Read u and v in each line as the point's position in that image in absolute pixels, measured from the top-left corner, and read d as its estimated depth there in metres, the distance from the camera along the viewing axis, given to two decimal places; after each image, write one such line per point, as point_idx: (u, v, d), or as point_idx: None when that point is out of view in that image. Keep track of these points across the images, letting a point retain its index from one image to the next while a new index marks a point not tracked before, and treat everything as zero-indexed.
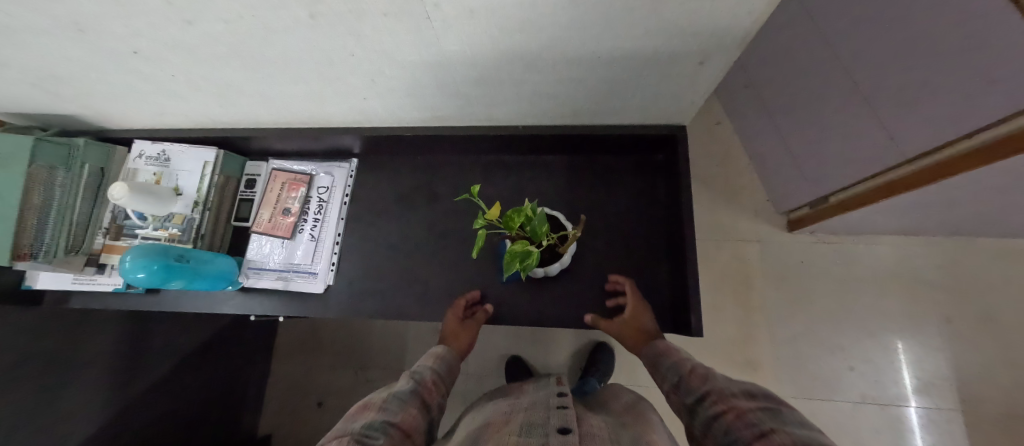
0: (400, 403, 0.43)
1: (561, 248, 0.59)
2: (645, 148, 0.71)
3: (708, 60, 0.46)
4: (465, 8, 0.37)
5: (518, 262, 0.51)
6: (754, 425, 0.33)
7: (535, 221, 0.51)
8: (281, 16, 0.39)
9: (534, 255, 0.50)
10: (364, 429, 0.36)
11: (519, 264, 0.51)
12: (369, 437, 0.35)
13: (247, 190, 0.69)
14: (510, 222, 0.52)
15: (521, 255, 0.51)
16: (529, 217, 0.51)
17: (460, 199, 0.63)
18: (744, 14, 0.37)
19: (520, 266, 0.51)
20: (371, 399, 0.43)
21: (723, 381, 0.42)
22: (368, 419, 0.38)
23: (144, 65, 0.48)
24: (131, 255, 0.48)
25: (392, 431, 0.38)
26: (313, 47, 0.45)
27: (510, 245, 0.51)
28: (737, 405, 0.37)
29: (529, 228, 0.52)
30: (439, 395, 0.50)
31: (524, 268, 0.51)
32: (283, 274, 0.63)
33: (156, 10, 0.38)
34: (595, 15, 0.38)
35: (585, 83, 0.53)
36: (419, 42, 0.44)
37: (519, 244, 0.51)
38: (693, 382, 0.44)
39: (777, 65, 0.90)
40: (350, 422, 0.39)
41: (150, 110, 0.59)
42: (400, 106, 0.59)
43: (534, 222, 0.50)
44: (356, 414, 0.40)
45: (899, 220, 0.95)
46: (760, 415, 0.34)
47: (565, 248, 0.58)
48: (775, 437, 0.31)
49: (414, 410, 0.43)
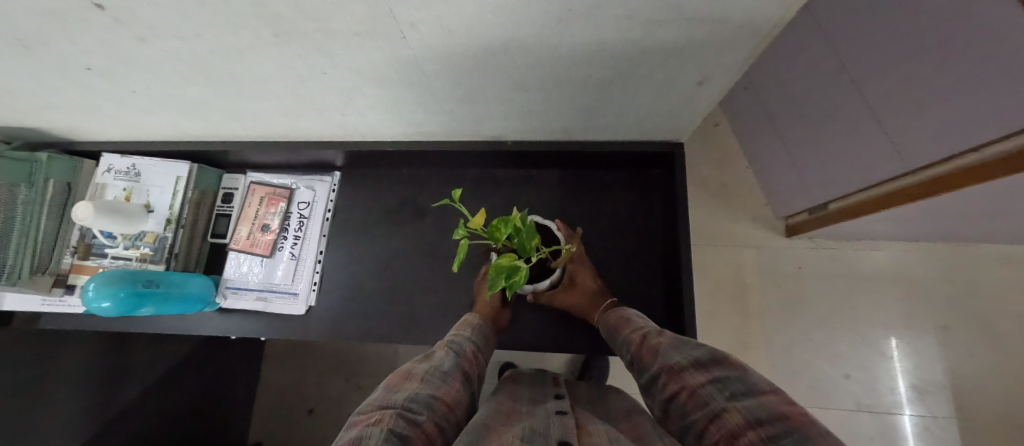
0: (441, 376, 0.41)
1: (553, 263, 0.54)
2: (640, 164, 0.68)
3: (707, 81, 0.44)
4: (444, 26, 0.34)
5: (504, 280, 0.45)
6: (706, 405, 0.34)
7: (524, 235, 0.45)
8: (243, 34, 0.36)
9: (522, 271, 0.45)
10: (408, 404, 0.35)
11: (505, 282, 0.45)
12: (414, 412, 0.34)
13: (224, 205, 0.66)
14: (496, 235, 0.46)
15: (508, 271, 0.45)
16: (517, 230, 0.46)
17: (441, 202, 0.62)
18: (749, 35, 0.34)
19: (505, 284, 0.45)
20: (411, 367, 0.42)
21: (671, 350, 0.42)
22: (412, 392, 0.37)
23: (102, 82, 0.45)
24: (94, 283, 0.46)
25: (435, 407, 0.37)
26: (282, 65, 0.41)
27: (495, 260, 0.45)
28: (687, 381, 0.38)
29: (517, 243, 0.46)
30: (479, 363, 0.49)
31: (510, 286, 0.45)
32: (263, 294, 0.61)
33: (105, 28, 0.35)
34: (585, 33, 0.35)
35: (576, 100, 0.50)
36: (395, 61, 0.41)
37: (505, 258, 0.46)
38: (645, 358, 0.44)
39: (778, 72, 0.86)
40: (392, 392, 0.37)
41: (114, 125, 0.56)
42: (381, 122, 0.56)
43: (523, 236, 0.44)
44: (396, 383, 0.39)
45: (900, 228, 0.92)
46: (709, 390, 0.35)
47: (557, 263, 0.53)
48: (728, 417, 0.32)
49: (456, 383, 0.42)
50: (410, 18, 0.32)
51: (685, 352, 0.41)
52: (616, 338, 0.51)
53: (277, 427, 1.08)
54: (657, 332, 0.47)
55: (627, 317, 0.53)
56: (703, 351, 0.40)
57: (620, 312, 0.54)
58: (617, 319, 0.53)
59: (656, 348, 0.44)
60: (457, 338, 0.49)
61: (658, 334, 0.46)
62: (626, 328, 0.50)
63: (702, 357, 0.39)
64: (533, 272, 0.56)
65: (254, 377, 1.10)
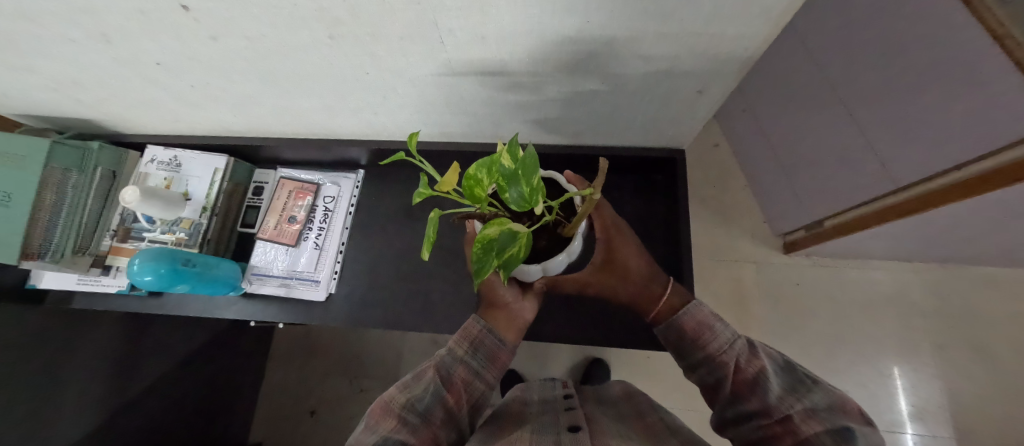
0: (420, 412, 0.42)
1: (567, 229, 0.43)
2: (645, 169, 0.73)
3: (706, 90, 0.48)
4: (478, 33, 0.39)
5: (496, 259, 0.30)
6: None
7: (519, 180, 0.27)
8: (303, 35, 0.41)
9: (521, 238, 0.30)
10: None
11: (498, 261, 0.30)
12: None
13: (254, 197, 0.70)
14: (476, 191, 0.32)
15: (499, 246, 0.29)
16: (508, 175, 0.28)
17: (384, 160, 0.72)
18: (743, 46, 0.38)
19: (498, 264, 0.30)
20: (393, 398, 0.44)
21: (777, 390, 0.38)
22: (383, 435, 0.39)
23: (166, 76, 0.50)
24: (140, 259, 0.50)
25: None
26: (329, 64, 0.47)
27: (479, 230, 0.30)
28: (797, 428, 0.34)
29: (510, 198, 0.29)
30: (471, 388, 0.48)
31: (506, 267, 0.30)
32: (286, 281, 0.64)
33: (184, 27, 0.40)
34: (599, 43, 0.40)
35: (588, 106, 0.55)
36: (431, 64, 0.46)
37: (494, 226, 0.30)
38: (740, 389, 0.40)
39: (774, 92, 0.93)
40: (371, 431, 0.40)
41: (164, 117, 0.61)
42: (409, 121, 0.61)
43: (516, 184, 0.27)
44: (376, 421, 0.41)
45: (894, 246, 0.96)
46: (825, 441, 0.31)
47: (573, 229, 0.42)
48: None
49: (434, 422, 0.43)
50: (450, 25, 0.38)
51: (799, 396, 0.37)
52: (695, 349, 0.45)
53: (278, 429, 1.08)
54: (750, 354, 0.42)
55: (708, 322, 0.45)
56: (821, 399, 0.36)
57: (695, 311, 0.46)
58: (695, 329, 0.46)
59: (760, 380, 0.39)
60: (447, 359, 0.49)
61: (754, 360, 0.41)
62: (709, 338, 0.44)
63: (818, 404, 0.35)
64: (540, 246, 0.46)
65: (258, 376, 1.10)
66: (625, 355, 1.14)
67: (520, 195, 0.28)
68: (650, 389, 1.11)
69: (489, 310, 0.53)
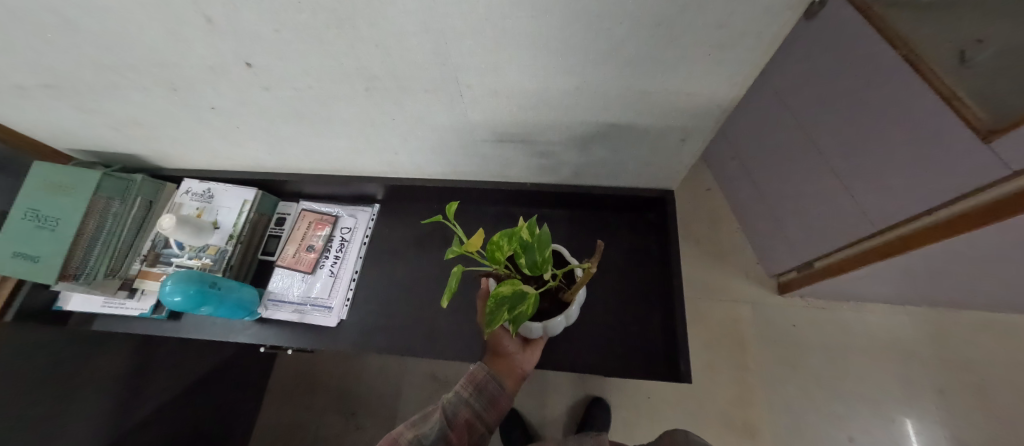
0: None
1: (566, 294, 0.50)
2: (638, 208, 0.79)
3: (688, 138, 0.55)
4: (491, 88, 0.46)
5: (506, 313, 0.37)
6: None
7: (535, 250, 0.39)
8: (342, 88, 0.48)
9: (530, 298, 0.37)
10: None
11: (507, 315, 0.37)
12: None
13: (277, 227, 0.76)
14: (495, 254, 0.41)
15: (511, 301, 0.37)
16: (525, 244, 0.39)
17: (428, 221, 0.79)
18: (716, 102, 0.45)
19: (508, 317, 0.36)
20: (400, 435, 0.45)
21: None
22: None
23: (217, 119, 0.58)
24: (171, 280, 0.53)
25: None
26: (360, 109, 0.53)
27: (494, 288, 0.38)
28: None
29: (523, 262, 0.39)
30: (473, 432, 0.48)
31: (514, 320, 0.36)
32: (300, 307, 0.68)
33: (243, 79, 0.48)
34: (593, 100, 0.47)
35: (586, 151, 0.62)
36: (449, 113, 0.53)
37: (507, 285, 0.38)
38: None
39: (757, 141, 1.02)
40: None
41: (205, 153, 0.68)
42: (424, 161, 0.69)
43: (533, 252, 0.39)
44: None
45: (881, 289, 1.00)
46: None
47: (572, 293, 0.49)
48: None
49: None
50: (469, 82, 0.45)
51: None
52: None
53: None
54: None
55: None
56: None
57: None
58: None
59: None
60: (452, 400, 0.49)
61: None
62: None
63: None
64: (543, 307, 0.52)
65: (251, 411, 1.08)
66: (627, 394, 1.13)
67: (531, 259, 0.39)
68: (652, 431, 1.08)
69: (493, 358, 0.55)
